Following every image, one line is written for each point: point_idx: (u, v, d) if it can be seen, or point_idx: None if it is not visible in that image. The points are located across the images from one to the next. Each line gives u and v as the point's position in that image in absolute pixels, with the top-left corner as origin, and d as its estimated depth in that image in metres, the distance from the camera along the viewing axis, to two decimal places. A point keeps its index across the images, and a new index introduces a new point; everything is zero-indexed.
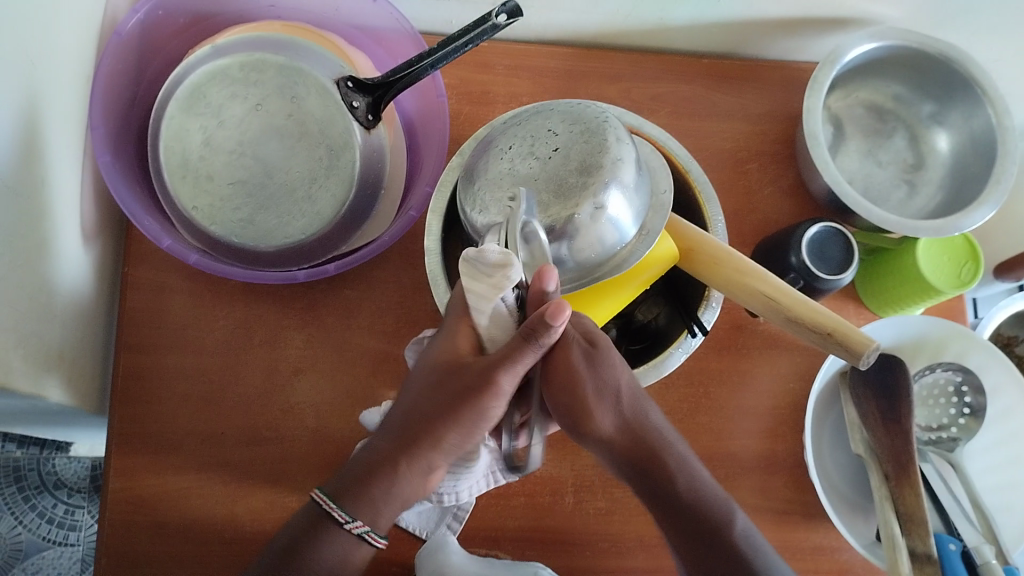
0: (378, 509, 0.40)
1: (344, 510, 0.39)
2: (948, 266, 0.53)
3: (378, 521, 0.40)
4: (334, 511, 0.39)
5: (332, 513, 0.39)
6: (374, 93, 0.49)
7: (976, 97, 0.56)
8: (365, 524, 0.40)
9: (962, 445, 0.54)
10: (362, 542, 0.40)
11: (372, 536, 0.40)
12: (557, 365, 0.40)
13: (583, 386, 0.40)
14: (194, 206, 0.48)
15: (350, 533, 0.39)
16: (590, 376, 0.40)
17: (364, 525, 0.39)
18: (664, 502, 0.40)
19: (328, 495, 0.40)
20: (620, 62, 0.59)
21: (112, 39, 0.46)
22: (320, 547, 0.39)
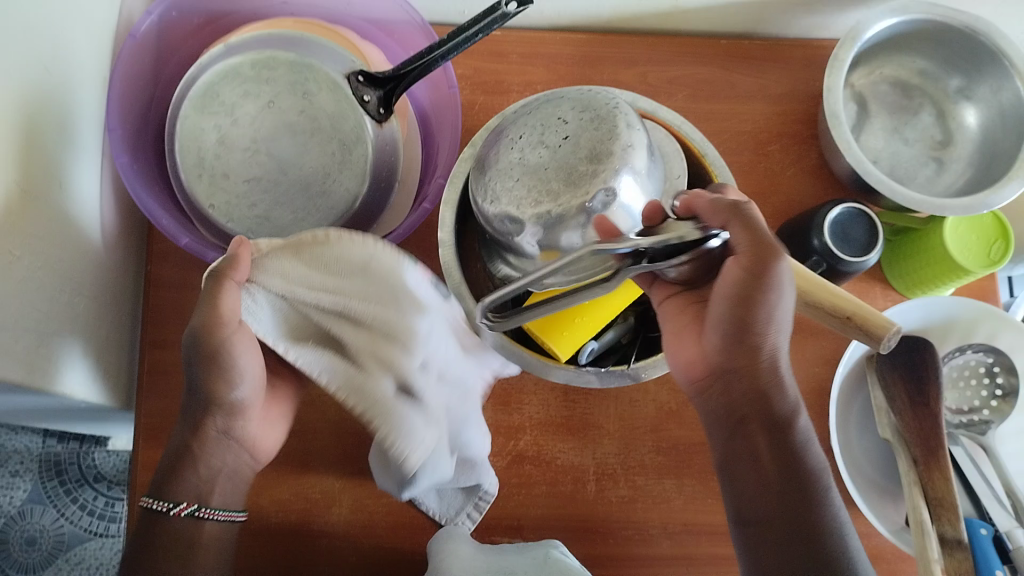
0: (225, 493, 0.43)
1: (166, 499, 0.41)
2: (977, 245, 0.51)
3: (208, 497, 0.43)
4: (155, 503, 0.41)
5: (155, 505, 0.41)
6: (385, 87, 0.49)
7: (1005, 70, 0.54)
8: (192, 504, 0.42)
9: (994, 427, 0.53)
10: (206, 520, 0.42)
11: (208, 513, 0.42)
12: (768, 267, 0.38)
13: (764, 298, 0.38)
14: (211, 205, 0.48)
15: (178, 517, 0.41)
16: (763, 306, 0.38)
17: (192, 505, 0.42)
18: (776, 432, 0.40)
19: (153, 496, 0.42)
20: (636, 46, 0.59)
21: (128, 40, 0.47)
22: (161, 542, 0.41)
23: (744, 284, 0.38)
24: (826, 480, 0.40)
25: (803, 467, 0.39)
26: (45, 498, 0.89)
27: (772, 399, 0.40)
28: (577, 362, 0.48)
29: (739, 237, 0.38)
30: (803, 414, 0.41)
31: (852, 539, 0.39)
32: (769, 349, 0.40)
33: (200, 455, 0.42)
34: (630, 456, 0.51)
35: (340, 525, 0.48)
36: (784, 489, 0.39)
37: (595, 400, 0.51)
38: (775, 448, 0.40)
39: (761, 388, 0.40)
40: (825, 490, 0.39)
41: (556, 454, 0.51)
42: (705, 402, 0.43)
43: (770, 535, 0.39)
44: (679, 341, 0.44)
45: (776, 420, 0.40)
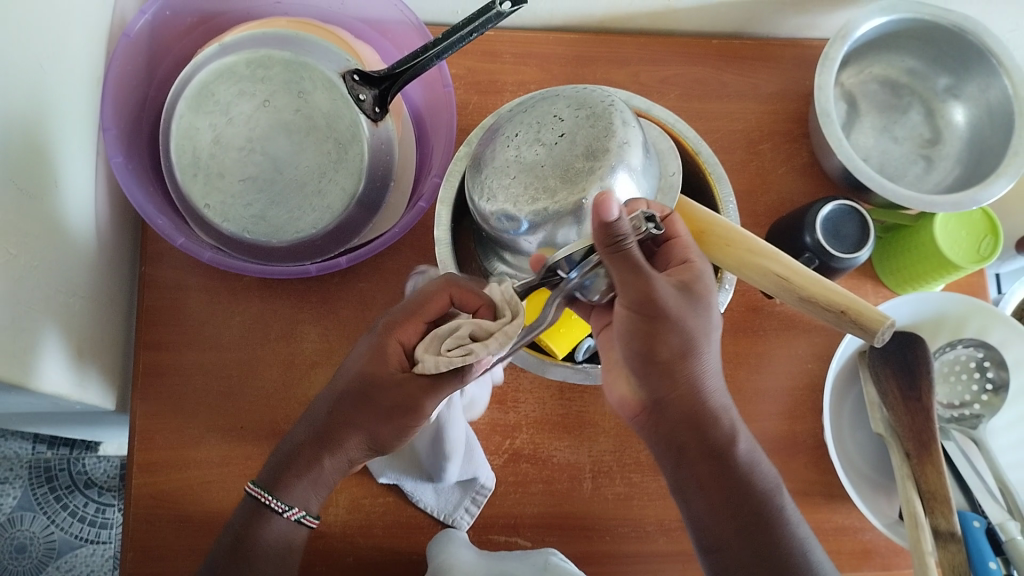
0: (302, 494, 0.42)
1: (277, 499, 0.42)
2: (966, 241, 0.52)
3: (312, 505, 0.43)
4: (271, 501, 0.41)
5: (264, 501, 0.42)
6: (380, 86, 0.49)
7: (992, 68, 0.55)
8: (301, 510, 0.42)
9: (984, 421, 0.53)
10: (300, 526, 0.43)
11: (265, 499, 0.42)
12: (646, 305, 0.35)
13: (671, 326, 0.36)
14: (206, 204, 0.48)
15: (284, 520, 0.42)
16: (687, 317, 0.37)
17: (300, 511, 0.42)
18: (718, 463, 0.39)
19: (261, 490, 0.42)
20: (628, 46, 0.59)
21: (122, 39, 0.47)
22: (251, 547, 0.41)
23: (649, 321, 0.36)
24: (779, 498, 0.40)
25: (753, 490, 0.40)
26: (35, 505, 0.88)
27: (708, 425, 0.39)
28: (574, 359, 0.48)
29: (637, 285, 0.34)
30: (741, 433, 0.41)
31: (811, 543, 0.40)
32: (688, 379, 0.39)
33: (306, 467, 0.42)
34: (626, 454, 0.51)
35: (336, 526, 0.48)
36: (737, 510, 0.39)
37: (591, 397, 0.52)
38: (721, 467, 0.40)
39: (697, 415, 0.39)
40: (782, 509, 0.40)
41: (553, 452, 0.51)
42: (646, 433, 0.42)
43: (734, 560, 0.39)
44: (618, 377, 0.43)
45: (716, 443, 0.39)
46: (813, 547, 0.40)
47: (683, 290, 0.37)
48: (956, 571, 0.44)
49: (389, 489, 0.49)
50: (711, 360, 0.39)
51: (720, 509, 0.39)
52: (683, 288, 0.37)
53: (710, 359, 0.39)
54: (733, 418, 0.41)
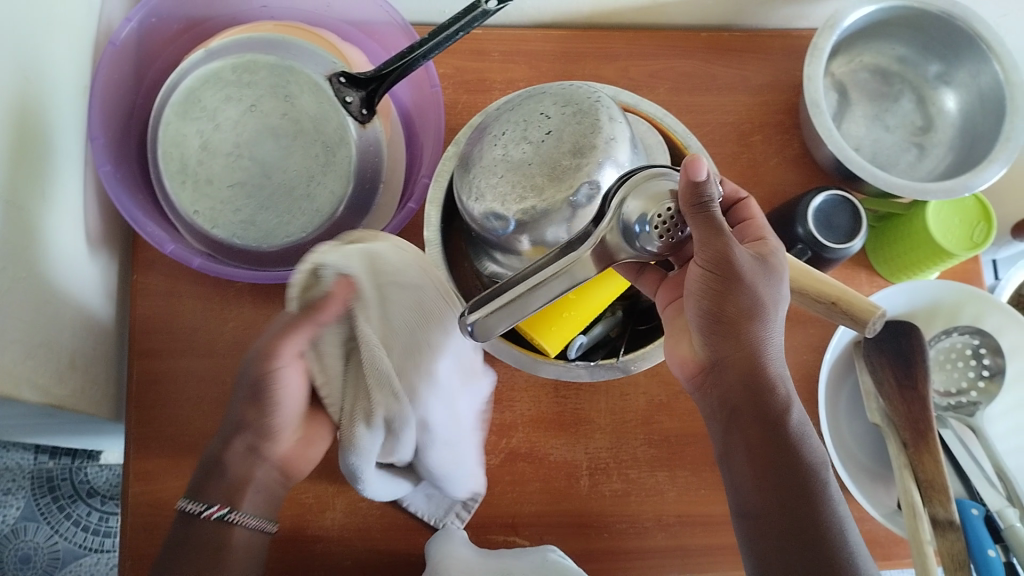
0: (255, 503, 0.44)
1: (200, 502, 0.43)
2: (959, 228, 0.52)
3: (241, 504, 0.43)
4: (188, 504, 0.43)
5: (190, 507, 0.43)
6: (366, 87, 0.49)
7: (983, 54, 0.55)
8: (223, 507, 0.43)
9: (982, 409, 0.53)
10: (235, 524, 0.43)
11: (238, 518, 0.43)
12: (723, 264, 0.37)
13: (742, 289, 0.37)
14: (195, 210, 0.48)
15: (210, 519, 0.42)
16: (757, 284, 0.37)
17: (223, 508, 0.43)
18: (767, 436, 0.38)
19: (189, 498, 0.43)
20: (616, 41, 0.59)
21: (107, 48, 0.46)
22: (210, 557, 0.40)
23: (727, 283, 0.37)
24: (826, 474, 0.38)
25: (803, 462, 0.38)
26: (39, 515, 0.88)
27: (765, 391, 0.38)
28: (567, 357, 0.48)
29: (715, 244, 0.36)
30: (796, 405, 0.39)
31: (850, 530, 0.38)
32: (756, 343, 0.38)
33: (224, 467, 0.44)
34: (623, 450, 0.51)
35: (335, 529, 0.48)
36: (782, 486, 0.37)
37: (586, 394, 0.52)
38: (767, 436, 0.38)
39: (751, 382, 0.38)
40: (830, 488, 0.38)
41: (549, 450, 0.51)
42: (702, 399, 0.41)
43: (775, 535, 0.37)
44: (677, 343, 0.43)
45: (767, 410, 0.38)
46: (852, 526, 0.38)
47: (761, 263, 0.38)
48: (955, 560, 0.44)
49: None
50: (778, 330, 0.39)
51: (763, 479, 0.38)
52: (759, 259, 0.39)
53: (779, 328, 0.39)
54: (790, 389, 0.39)
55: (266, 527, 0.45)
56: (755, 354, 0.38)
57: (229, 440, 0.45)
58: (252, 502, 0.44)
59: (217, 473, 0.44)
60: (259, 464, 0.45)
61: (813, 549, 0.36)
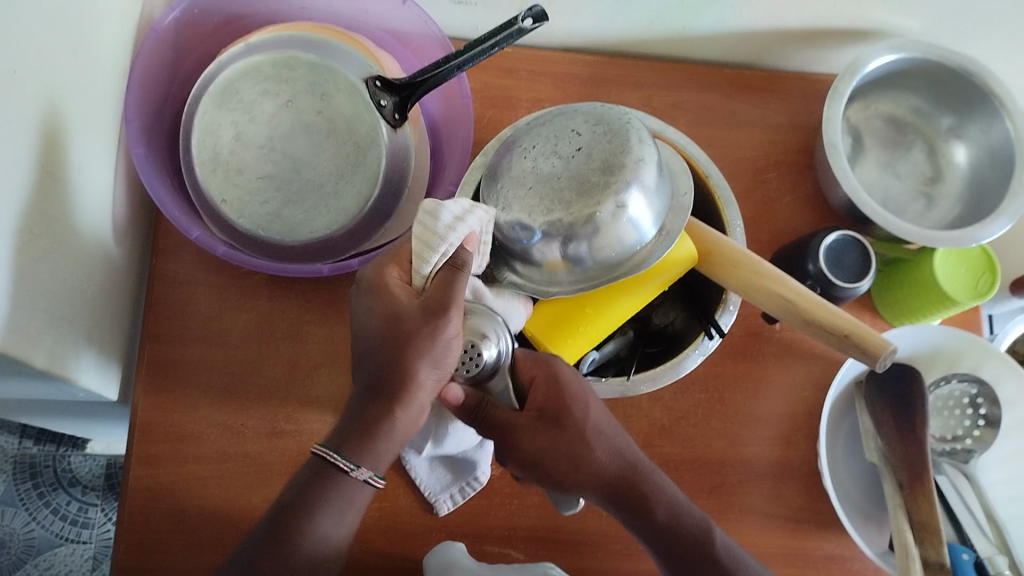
0: (382, 454, 0.38)
1: (347, 458, 0.38)
2: (965, 276, 0.53)
3: (381, 463, 0.39)
4: (335, 459, 0.37)
5: (336, 461, 0.38)
6: (401, 93, 0.49)
7: (995, 110, 0.57)
8: (368, 470, 0.38)
9: (976, 457, 0.54)
10: (364, 486, 0.39)
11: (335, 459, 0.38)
12: (518, 443, 0.40)
13: (552, 447, 0.40)
14: (223, 199, 0.49)
15: (350, 478, 0.38)
16: (557, 435, 0.40)
17: (369, 471, 0.38)
18: (644, 520, 0.41)
19: (331, 447, 0.38)
20: (642, 71, 0.60)
21: (150, 34, 0.47)
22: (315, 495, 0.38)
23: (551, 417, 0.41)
24: (713, 538, 0.42)
25: (682, 540, 0.41)
26: (17, 500, 0.87)
27: (629, 488, 0.42)
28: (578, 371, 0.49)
29: (505, 433, 0.40)
30: (662, 482, 0.43)
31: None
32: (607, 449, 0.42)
33: (378, 425, 0.38)
34: None
35: None
36: (668, 550, 0.41)
37: None
38: (639, 515, 0.42)
39: (612, 475, 0.41)
40: (721, 541, 0.42)
41: None
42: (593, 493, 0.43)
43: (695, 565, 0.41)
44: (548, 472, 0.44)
45: (640, 492, 0.42)
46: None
47: (549, 411, 0.41)
48: None
49: (385, 496, 0.49)
50: (605, 435, 0.42)
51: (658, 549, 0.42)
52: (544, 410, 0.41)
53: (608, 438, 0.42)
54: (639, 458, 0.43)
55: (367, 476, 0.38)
56: (606, 457, 0.41)
57: (375, 397, 0.38)
58: (382, 459, 0.39)
59: (368, 432, 0.38)
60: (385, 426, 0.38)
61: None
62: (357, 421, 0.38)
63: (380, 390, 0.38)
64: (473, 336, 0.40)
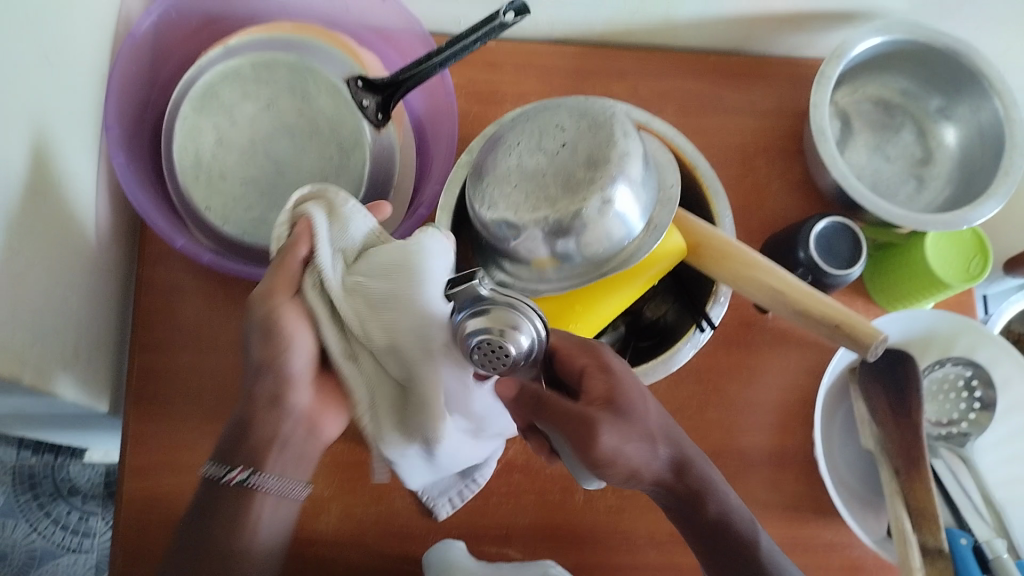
0: (269, 464, 0.41)
1: (222, 465, 0.40)
2: (956, 259, 0.53)
3: (263, 467, 0.40)
4: (211, 466, 0.40)
5: (212, 470, 0.40)
6: (383, 93, 0.49)
7: (984, 90, 0.56)
8: (244, 472, 0.40)
9: (972, 440, 0.54)
10: (251, 489, 0.40)
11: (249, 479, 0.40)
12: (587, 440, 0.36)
13: (624, 444, 0.37)
14: (207, 206, 0.48)
15: (232, 484, 0.40)
16: (623, 428, 0.37)
17: (246, 471, 0.40)
18: (691, 522, 0.42)
19: (214, 460, 0.41)
20: (628, 60, 0.60)
21: (127, 39, 0.47)
22: (223, 506, 0.40)
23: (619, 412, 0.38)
24: (759, 545, 0.42)
25: (732, 539, 0.41)
26: (17, 511, 0.87)
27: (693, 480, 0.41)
28: None
29: (572, 426, 0.36)
30: (719, 485, 0.42)
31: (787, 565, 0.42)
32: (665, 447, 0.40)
33: (257, 430, 0.40)
34: None
35: (328, 533, 0.48)
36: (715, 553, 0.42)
37: None
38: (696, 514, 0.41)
39: (674, 471, 0.40)
40: (766, 546, 0.42)
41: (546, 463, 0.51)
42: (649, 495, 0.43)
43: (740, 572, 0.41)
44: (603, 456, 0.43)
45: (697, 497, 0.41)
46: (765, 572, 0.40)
47: (619, 405, 0.38)
48: None
49: (380, 500, 0.49)
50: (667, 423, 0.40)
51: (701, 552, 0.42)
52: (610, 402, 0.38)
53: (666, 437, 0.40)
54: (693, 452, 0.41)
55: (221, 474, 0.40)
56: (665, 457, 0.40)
57: (252, 395, 0.40)
58: (278, 466, 0.41)
59: (244, 430, 0.40)
60: (281, 418, 0.40)
61: None
62: (236, 428, 0.40)
63: (258, 387, 0.40)
64: (502, 325, 0.32)
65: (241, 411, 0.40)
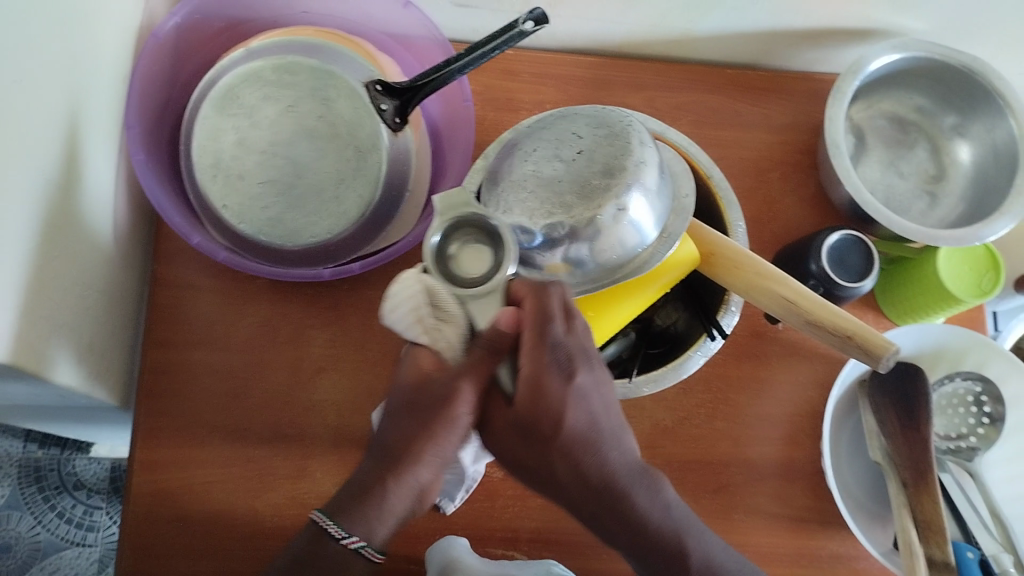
0: (368, 519, 0.38)
1: (337, 524, 0.38)
2: (968, 276, 0.53)
3: (376, 535, 0.38)
4: (329, 526, 0.38)
5: (329, 529, 0.38)
6: (401, 97, 0.49)
7: (999, 109, 0.56)
8: (360, 538, 0.38)
9: (980, 455, 0.54)
10: (360, 557, 0.38)
11: (330, 526, 0.38)
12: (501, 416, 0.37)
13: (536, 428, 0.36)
14: (225, 205, 0.49)
15: (345, 547, 0.38)
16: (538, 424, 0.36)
17: (359, 540, 0.38)
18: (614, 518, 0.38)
19: (327, 514, 0.38)
20: (644, 71, 0.60)
21: (150, 39, 0.47)
22: (325, 564, 0.38)
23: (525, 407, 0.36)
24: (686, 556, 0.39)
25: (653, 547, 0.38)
26: (22, 504, 0.87)
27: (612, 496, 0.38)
28: None
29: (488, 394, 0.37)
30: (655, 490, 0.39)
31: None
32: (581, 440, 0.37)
33: (377, 495, 0.38)
34: None
35: None
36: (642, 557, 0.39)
37: None
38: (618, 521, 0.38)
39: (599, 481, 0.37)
40: (699, 557, 0.39)
41: None
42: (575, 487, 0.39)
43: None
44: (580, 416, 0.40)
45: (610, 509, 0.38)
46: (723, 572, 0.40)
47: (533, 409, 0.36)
48: None
49: None
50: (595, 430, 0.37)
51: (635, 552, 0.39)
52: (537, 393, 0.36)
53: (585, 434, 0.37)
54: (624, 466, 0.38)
55: (331, 527, 0.38)
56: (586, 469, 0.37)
57: (382, 467, 0.38)
58: (383, 528, 0.38)
59: (361, 496, 0.38)
60: (394, 482, 0.38)
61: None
62: (354, 488, 0.38)
63: (386, 462, 0.38)
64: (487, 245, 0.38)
65: (364, 475, 0.39)
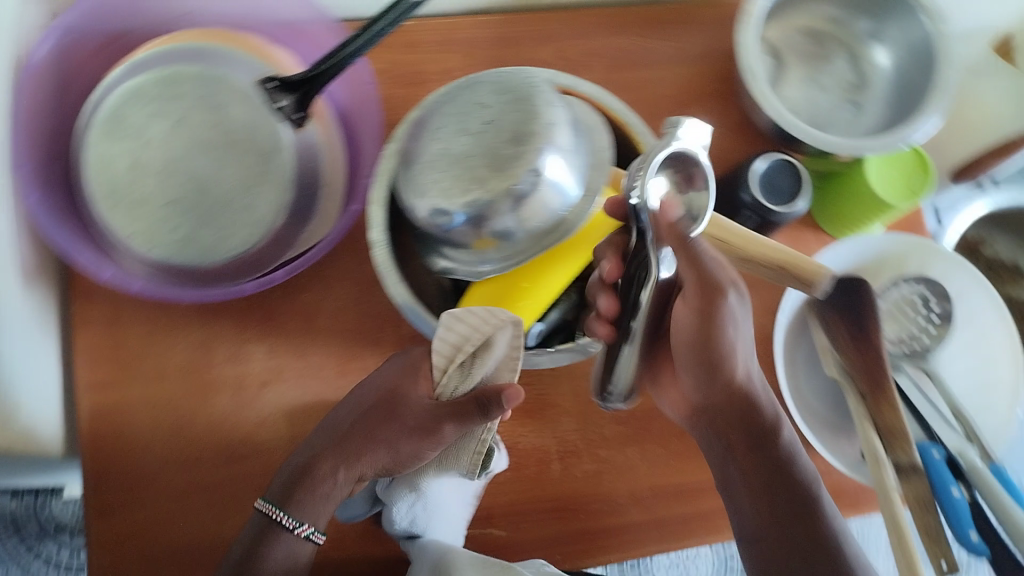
0: (313, 510, 0.44)
1: (286, 513, 0.44)
2: (899, 180, 0.53)
3: (319, 520, 0.45)
4: (283, 518, 0.43)
5: (273, 513, 0.43)
6: (298, 91, 0.46)
7: (910, 8, 0.56)
8: (309, 526, 0.44)
9: (933, 352, 0.54)
10: (306, 541, 0.44)
11: (275, 512, 0.43)
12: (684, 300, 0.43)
13: (721, 323, 0.43)
14: (132, 232, 0.47)
15: (296, 536, 0.44)
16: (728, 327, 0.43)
17: (308, 527, 0.44)
18: (760, 448, 0.45)
19: (273, 503, 0.44)
20: (551, 22, 0.58)
21: (24, 69, 0.45)
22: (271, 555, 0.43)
23: (696, 341, 0.44)
24: (817, 491, 0.44)
25: (789, 479, 0.44)
26: None
27: (753, 410, 0.45)
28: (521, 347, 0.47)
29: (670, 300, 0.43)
30: (784, 424, 0.46)
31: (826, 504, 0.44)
32: (739, 372, 0.45)
33: (315, 478, 0.45)
34: (591, 432, 0.51)
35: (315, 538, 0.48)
36: (774, 495, 0.43)
37: (549, 379, 0.51)
38: (752, 448, 0.45)
39: (733, 397, 0.45)
40: (789, 448, 0.45)
41: (518, 439, 0.51)
42: (696, 432, 0.48)
43: (778, 556, 0.42)
44: (664, 385, 0.49)
45: (764, 426, 0.45)
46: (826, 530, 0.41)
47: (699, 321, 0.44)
48: (924, 503, 0.45)
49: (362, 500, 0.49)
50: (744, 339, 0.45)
51: (759, 488, 0.44)
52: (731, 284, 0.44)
53: (745, 356, 0.46)
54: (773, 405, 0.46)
55: (272, 513, 0.43)
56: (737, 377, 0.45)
57: (324, 454, 0.45)
58: (313, 512, 0.44)
59: (306, 478, 0.45)
60: (335, 476, 0.45)
61: (813, 562, 0.41)
62: (295, 474, 0.45)
63: (326, 451, 0.45)
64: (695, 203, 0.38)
65: (303, 460, 0.45)
